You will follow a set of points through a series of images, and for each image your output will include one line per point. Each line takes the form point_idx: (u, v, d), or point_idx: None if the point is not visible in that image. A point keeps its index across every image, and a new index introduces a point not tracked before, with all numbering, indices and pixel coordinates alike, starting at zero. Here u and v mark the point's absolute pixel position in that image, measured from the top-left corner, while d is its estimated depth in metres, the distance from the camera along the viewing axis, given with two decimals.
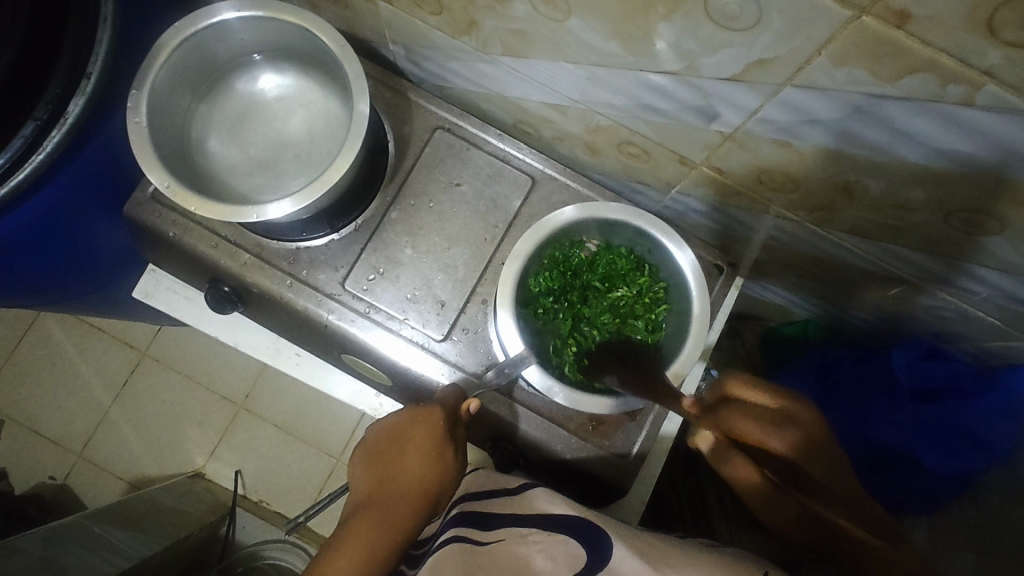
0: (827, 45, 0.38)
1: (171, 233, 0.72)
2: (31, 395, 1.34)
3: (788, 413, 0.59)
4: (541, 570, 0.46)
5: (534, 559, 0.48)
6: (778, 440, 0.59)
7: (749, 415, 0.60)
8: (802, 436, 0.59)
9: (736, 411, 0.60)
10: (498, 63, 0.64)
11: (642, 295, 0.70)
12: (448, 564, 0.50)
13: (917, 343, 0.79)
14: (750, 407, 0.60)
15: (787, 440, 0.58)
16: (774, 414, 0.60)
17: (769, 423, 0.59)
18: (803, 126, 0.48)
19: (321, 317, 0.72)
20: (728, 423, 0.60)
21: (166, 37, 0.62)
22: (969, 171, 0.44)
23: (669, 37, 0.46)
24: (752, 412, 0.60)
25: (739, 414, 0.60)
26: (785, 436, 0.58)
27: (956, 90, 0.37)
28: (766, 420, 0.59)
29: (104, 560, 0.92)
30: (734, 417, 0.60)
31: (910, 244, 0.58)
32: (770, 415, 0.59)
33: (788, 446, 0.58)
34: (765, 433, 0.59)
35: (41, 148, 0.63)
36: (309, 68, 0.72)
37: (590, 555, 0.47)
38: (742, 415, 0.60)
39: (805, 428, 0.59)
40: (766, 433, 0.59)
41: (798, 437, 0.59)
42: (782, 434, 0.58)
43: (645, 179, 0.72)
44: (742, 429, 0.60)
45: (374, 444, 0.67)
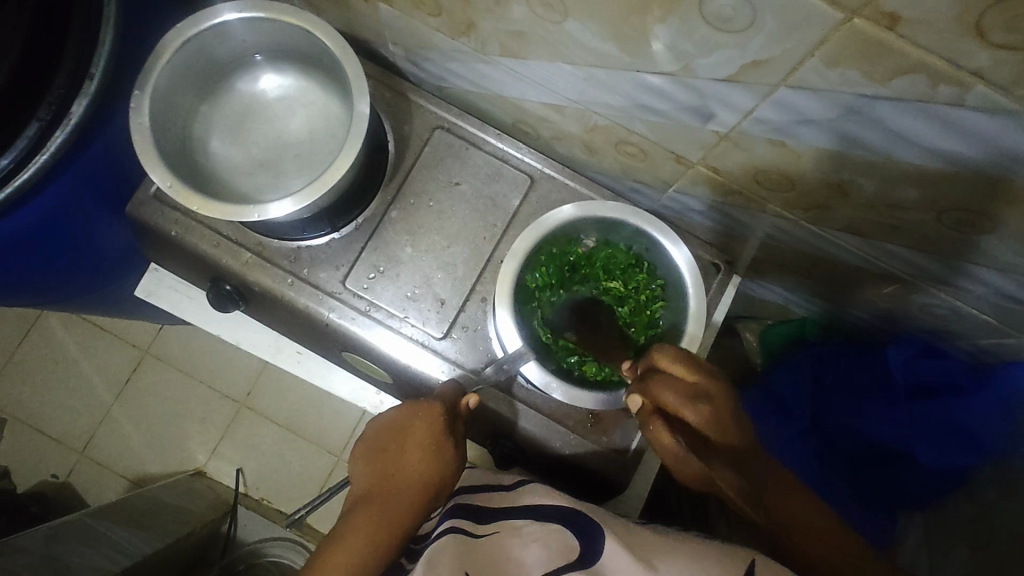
0: (820, 47, 0.39)
1: (174, 232, 0.72)
2: (33, 394, 1.35)
3: (708, 391, 0.58)
4: (535, 561, 0.48)
5: (528, 551, 0.49)
6: (693, 415, 0.57)
7: (672, 387, 0.58)
8: (715, 412, 0.57)
9: (660, 384, 0.58)
10: (497, 64, 0.65)
11: (639, 293, 0.71)
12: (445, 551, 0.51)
13: (912, 341, 0.80)
14: (674, 380, 0.58)
15: (703, 417, 0.57)
16: (694, 390, 0.58)
17: (687, 398, 0.57)
18: (797, 126, 0.49)
19: (322, 315, 0.72)
20: (651, 394, 0.58)
21: (168, 38, 0.63)
22: (962, 171, 0.45)
23: (665, 39, 0.46)
24: (676, 386, 0.58)
25: (662, 387, 0.58)
26: (700, 411, 0.57)
27: (947, 91, 0.38)
28: (686, 393, 0.57)
29: (106, 557, 0.93)
30: (659, 389, 0.58)
31: (905, 242, 0.59)
32: (690, 390, 0.58)
33: (701, 421, 0.57)
34: (682, 406, 0.57)
35: (45, 148, 0.64)
36: (309, 69, 0.73)
37: (583, 546, 0.48)
38: (664, 387, 0.58)
39: (720, 407, 0.58)
40: (684, 407, 0.57)
41: (713, 415, 0.57)
42: (698, 408, 0.57)
43: (644, 178, 0.73)
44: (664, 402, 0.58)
45: (372, 439, 0.68)
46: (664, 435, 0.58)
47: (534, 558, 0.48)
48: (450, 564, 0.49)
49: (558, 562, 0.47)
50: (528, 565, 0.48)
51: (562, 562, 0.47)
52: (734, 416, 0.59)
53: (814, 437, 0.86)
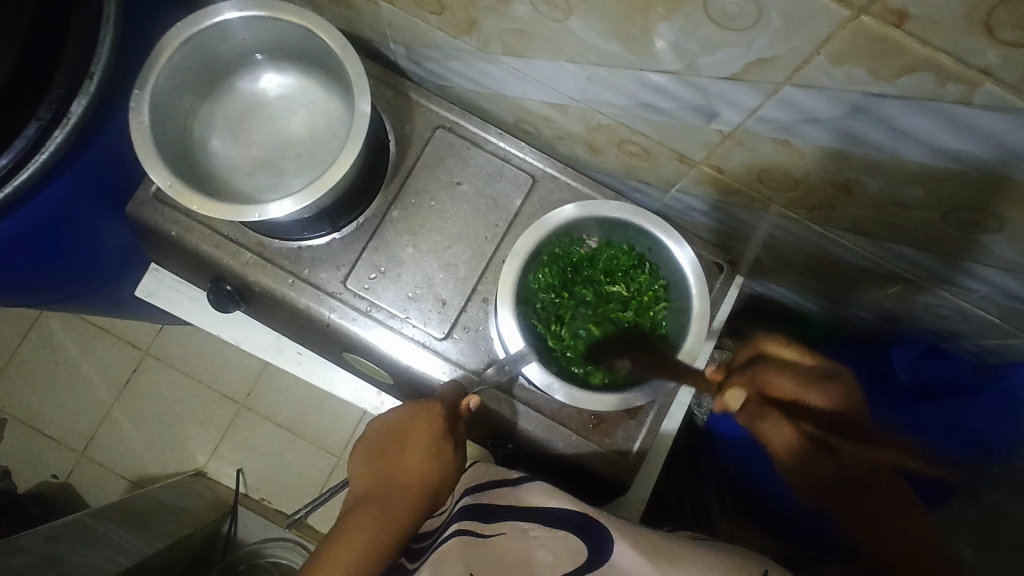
0: (826, 45, 0.39)
1: (174, 232, 0.72)
2: (34, 394, 1.35)
3: (824, 372, 0.61)
4: (544, 565, 0.48)
5: (537, 553, 0.50)
6: (817, 397, 0.60)
7: (784, 372, 0.61)
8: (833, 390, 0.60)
9: (772, 369, 0.62)
10: (499, 63, 0.65)
11: (642, 293, 0.70)
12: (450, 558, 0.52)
13: (917, 342, 0.81)
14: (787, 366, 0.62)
15: (825, 397, 0.60)
16: (806, 373, 0.61)
17: (805, 381, 0.60)
18: (802, 125, 0.49)
19: (322, 316, 0.72)
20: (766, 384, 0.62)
21: (168, 36, 0.62)
22: (968, 170, 0.44)
23: (669, 37, 0.46)
24: (787, 370, 0.62)
25: (775, 373, 0.61)
26: (822, 393, 0.60)
27: (955, 89, 0.37)
28: (801, 379, 0.61)
29: (107, 558, 0.93)
30: (770, 375, 0.62)
31: (910, 242, 0.58)
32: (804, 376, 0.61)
33: (826, 401, 0.60)
34: (803, 389, 0.60)
35: (45, 148, 0.63)
36: (309, 68, 0.73)
37: (592, 548, 0.48)
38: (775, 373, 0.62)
39: (842, 389, 0.60)
40: (801, 391, 0.60)
41: (836, 392, 0.60)
42: (819, 390, 0.60)
43: (646, 177, 0.73)
44: (778, 388, 0.61)
45: (373, 439, 0.68)
46: (782, 426, 0.59)
47: (543, 562, 0.49)
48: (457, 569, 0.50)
49: (568, 566, 0.47)
50: (536, 567, 0.48)
51: (572, 566, 0.47)
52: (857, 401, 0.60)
53: None
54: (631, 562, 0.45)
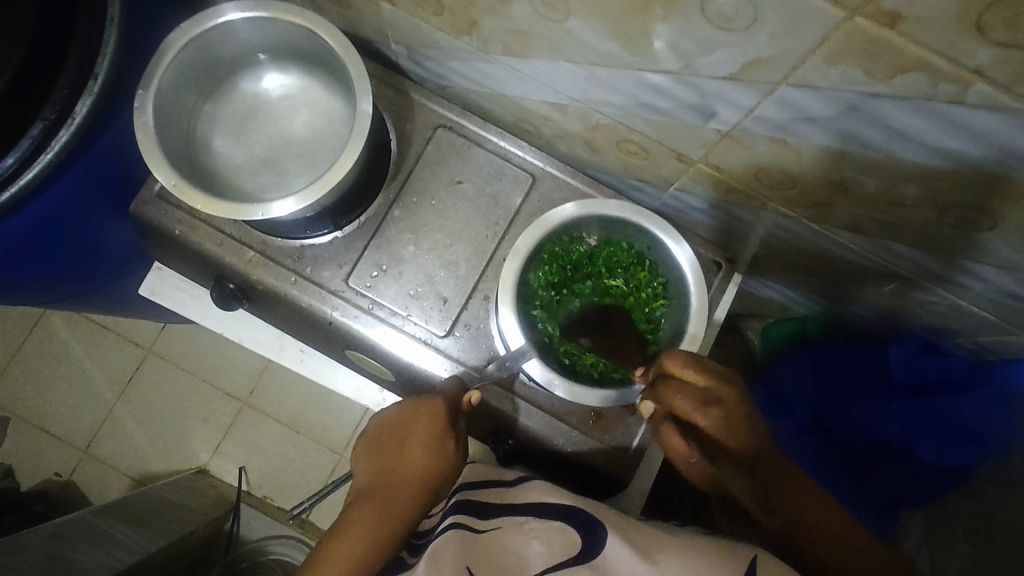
0: (821, 45, 0.39)
1: (177, 231, 0.73)
2: (37, 392, 1.36)
3: (720, 394, 0.58)
4: (537, 556, 0.49)
5: (531, 545, 0.50)
6: (705, 420, 0.57)
7: (682, 392, 0.58)
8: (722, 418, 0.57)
9: (671, 390, 0.59)
10: (500, 63, 0.65)
11: (640, 290, 0.71)
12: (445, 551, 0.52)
13: (914, 338, 0.80)
14: (687, 386, 0.59)
15: (715, 422, 0.57)
16: (703, 394, 0.58)
17: (698, 402, 0.58)
18: (798, 124, 0.49)
19: (325, 314, 0.73)
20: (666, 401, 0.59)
21: (173, 37, 0.63)
22: (962, 168, 0.45)
23: (667, 37, 0.46)
24: (685, 391, 0.58)
25: (673, 392, 0.59)
26: (711, 417, 0.57)
27: (948, 89, 0.38)
28: (697, 400, 0.58)
29: (110, 555, 0.93)
30: (670, 394, 0.59)
31: (906, 239, 0.59)
32: (702, 395, 0.58)
33: (713, 428, 0.57)
34: (693, 413, 0.57)
35: (49, 148, 0.64)
36: (311, 68, 0.73)
37: (586, 541, 0.49)
38: (675, 394, 0.58)
39: (733, 409, 0.58)
40: (693, 413, 0.58)
41: (726, 419, 0.57)
42: (707, 415, 0.57)
43: (645, 176, 0.73)
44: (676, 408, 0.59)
45: (374, 434, 0.68)
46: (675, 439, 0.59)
47: (537, 553, 0.49)
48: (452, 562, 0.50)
49: (562, 555, 0.48)
50: (530, 558, 0.49)
51: (564, 556, 0.48)
52: (750, 416, 0.59)
53: (814, 436, 0.86)
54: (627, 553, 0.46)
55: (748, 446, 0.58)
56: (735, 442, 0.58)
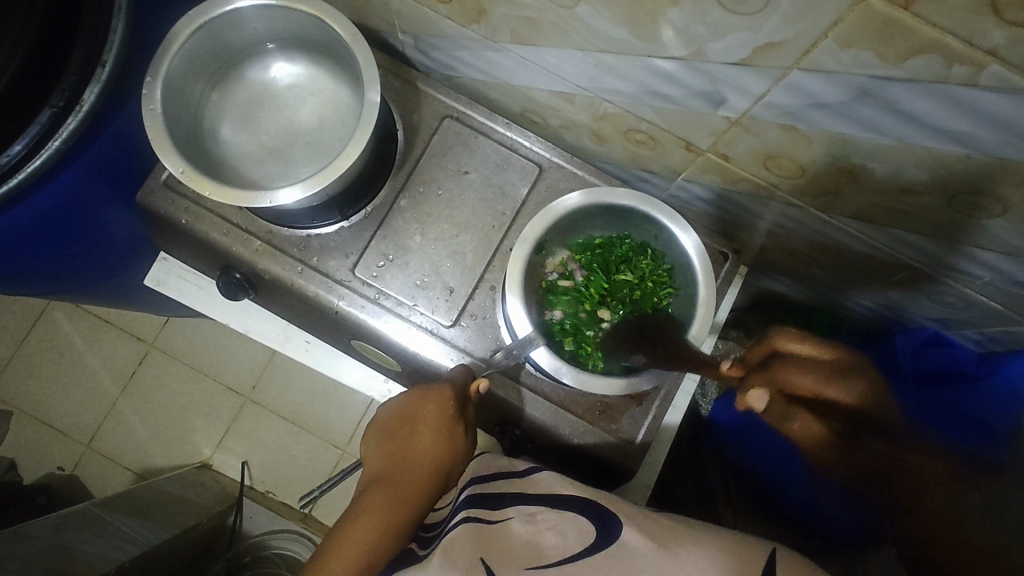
0: (833, 28, 0.39)
1: (183, 220, 0.73)
2: (40, 386, 1.36)
3: (838, 363, 0.60)
4: (552, 544, 0.50)
5: (545, 535, 0.51)
6: (836, 391, 0.59)
7: (806, 369, 0.60)
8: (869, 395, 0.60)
9: (788, 367, 0.60)
10: (508, 51, 0.65)
11: (645, 279, 0.71)
12: (461, 543, 0.52)
13: (921, 329, 0.81)
14: (811, 363, 0.60)
15: (848, 389, 0.59)
16: (832, 367, 0.60)
17: (827, 377, 0.60)
18: (808, 110, 0.49)
19: (332, 303, 0.73)
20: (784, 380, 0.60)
21: (180, 24, 0.63)
22: (974, 153, 0.45)
23: (677, 22, 0.46)
24: (813, 367, 0.60)
25: (795, 371, 0.60)
26: (841, 386, 0.59)
27: (960, 71, 0.38)
28: (823, 372, 0.60)
29: (115, 547, 0.93)
30: (792, 374, 0.60)
31: (914, 228, 0.59)
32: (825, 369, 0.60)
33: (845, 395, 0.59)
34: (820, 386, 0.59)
35: (58, 134, 0.64)
36: (319, 58, 0.73)
37: (600, 532, 0.49)
38: (802, 376, 0.60)
39: (859, 375, 0.60)
40: (822, 387, 0.60)
41: (856, 388, 0.59)
42: (842, 385, 0.59)
43: (652, 167, 0.73)
44: (800, 387, 0.60)
45: (385, 422, 0.68)
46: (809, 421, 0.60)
47: (552, 542, 0.50)
48: (467, 554, 0.50)
49: (577, 545, 0.49)
50: (545, 549, 0.49)
51: (580, 544, 0.49)
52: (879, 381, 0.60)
53: None
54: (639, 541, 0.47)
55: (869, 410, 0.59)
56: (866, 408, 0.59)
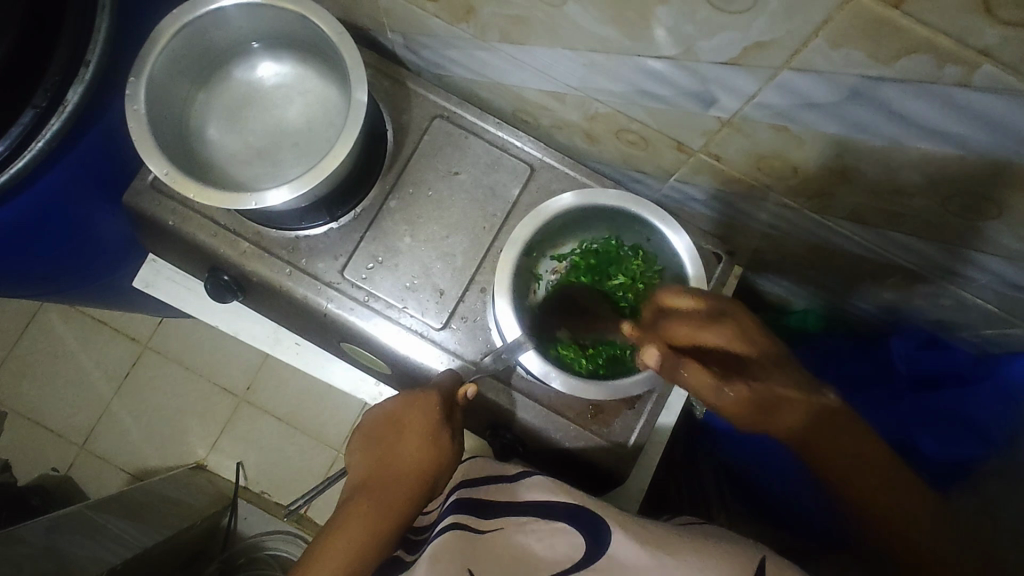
0: (824, 27, 0.38)
1: (171, 222, 0.72)
2: (33, 387, 1.35)
3: (721, 308, 0.57)
4: (541, 556, 0.49)
5: (534, 546, 0.51)
6: (721, 335, 0.55)
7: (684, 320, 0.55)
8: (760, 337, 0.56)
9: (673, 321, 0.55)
10: (497, 51, 0.64)
11: (637, 280, 0.70)
12: (449, 553, 0.51)
13: (917, 332, 0.79)
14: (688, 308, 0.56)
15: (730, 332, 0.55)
16: (718, 310, 0.56)
17: (707, 318, 0.55)
18: (799, 111, 0.48)
19: (320, 305, 0.72)
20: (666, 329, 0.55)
21: (164, 23, 0.62)
22: (968, 155, 0.44)
23: (667, 21, 0.45)
24: (689, 317, 0.55)
25: (676, 322, 0.55)
26: (726, 330, 0.55)
27: (954, 71, 0.37)
28: (708, 313, 0.56)
29: (107, 550, 0.93)
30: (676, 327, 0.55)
31: (910, 230, 0.58)
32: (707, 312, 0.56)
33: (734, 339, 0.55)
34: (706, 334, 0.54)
35: (40, 136, 0.63)
36: (307, 57, 0.72)
37: (589, 542, 0.49)
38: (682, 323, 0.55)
39: (743, 320, 0.57)
40: (705, 330, 0.55)
41: (739, 325, 0.56)
42: (726, 326, 0.55)
43: (645, 167, 0.72)
44: (681, 334, 0.55)
45: (370, 427, 0.67)
46: (702, 373, 0.53)
47: (542, 554, 0.49)
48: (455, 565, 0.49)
49: (567, 560, 0.48)
50: (534, 560, 0.49)
51: (572, 558, 0.48)
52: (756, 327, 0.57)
53: None
54: (631, 547, 0.46)
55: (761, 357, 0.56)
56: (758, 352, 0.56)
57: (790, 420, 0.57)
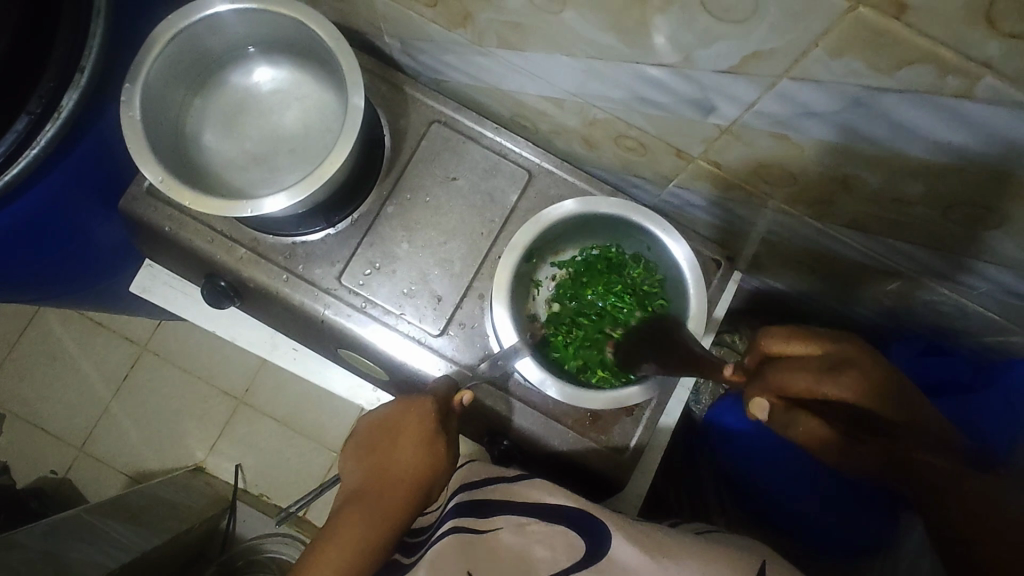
0: (824, 37, 0.38)
1: (167, 228, 0.71)
2: (32, 390, 1.35)
3: (840, 355, 0.52)
4: (540, 558, 0.48)
5: (534, 548, 0.50)
6: (838, 389, 0.50)
7: (795, 371, 0.51)
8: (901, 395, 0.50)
9: (780, 372, 0.52)
10: (495, 56, 0.64)
11: (636, 289, 0.70)
12: (448, 560, 0.50)
13: (918, 338, 0.80)
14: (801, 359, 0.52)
15: (856, 387, 0.49)
16: (835, 359, 0.52)
17: (825, 371, 0.50)
18: (799, 119, 0.48)
19: (318, 312, 0.71)
20: (775, 382, 0.52)
21: (159, 29, 0.62)
22: (969, 165, 0.44)
23: (666, 30, 0.45)
24: (801, 367, 0.51)
25: (786, 373, 0.52)
26: (844, 383, 0.50)
27: (955, 82, 0.36)
28: (826, 367, 0.51)
29: (105, 554, 0.92)
30: (782, 377, 0.52)
31: (910, 238, 0.57)
32: (825, 363, 0.51)
33: (855, 392, 0.49)
34: (818, 387, 0.50)
35: (35, 142, 0.63)
36: (304, 62, 0.72)
37: (589, 545, 0.48)
38: (796, 375, 0.51)
39: (869, 368, 0.50)
40: (822, 385, 0.50)
41: (867, 376, 0.50)
42: (850, 381, 0.50)
43: (643, 173, 0.72)
44: (793, 387, 0.51)
45: (366, 434, 0.67)
46: (810, 422, 0.52)
47: (541, 557, 0.48)
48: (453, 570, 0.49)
49: (566, 560, 0.47)
50: (533, 561, 0.48)
51: (570, 561, 0.47)
52: (891, 371, 0.51)
53: None
54: (633, 552, 0.46)
55: (898, 411, 0.49)
56: (889, 405, 0.49)
57: (914, 469, 0.49)
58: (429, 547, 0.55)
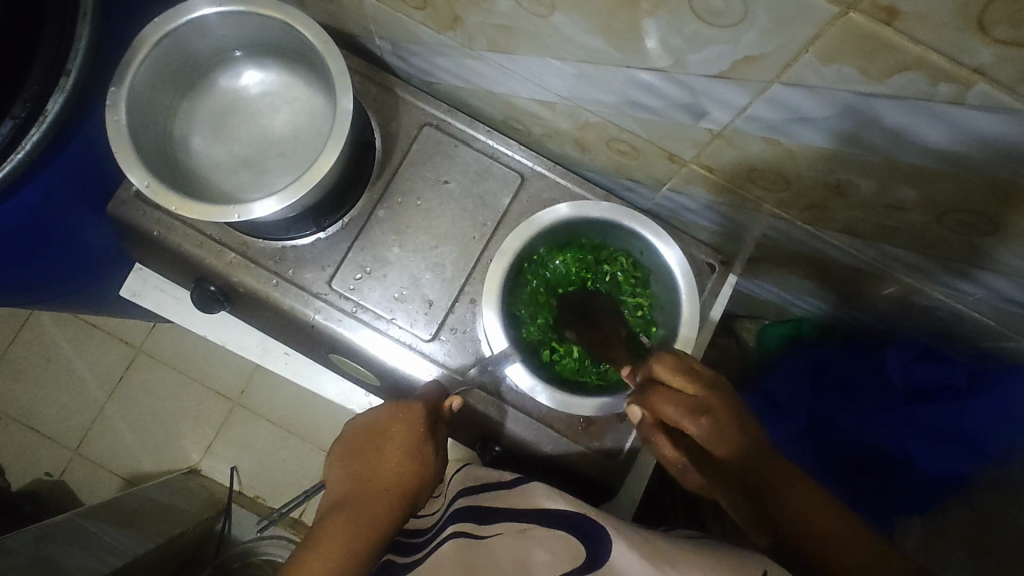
0: (814, 42, 0.37)
1: (155, 232, 0.71)
2: (26, 392, 1.34)
3: (708, 399, 0.55)
4: (540, 563, 0.48)
5: (534, 552, 0.49)
6: (695, 428, 0.55)
7: (667, 399, 0.56)
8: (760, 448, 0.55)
9: (659, 397, 0.57)
10: (486, 59, 0.63)
11: (626, 282, 0.70)
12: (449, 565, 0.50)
13: (912, 343, 0.78)
14: (674, 390, 0.57)
15: (706, 431, 0.54)
16: (700, 402, 0.55)
17: (686, 411, 0.55)
18: (791, 124, 0.47)
19: (307, 317, 0.71)
20: (653, 405, 0.57)
21: (145, 32, 0.61)
22: (963, 172, 0.43)
23: (656, 33, 0.44)
24: (675, 398, 0.56)
25: (659, 399, 0.57)
26: (701, 425, 0.55)
27: (947, 89, 0.36)
28: (685, 405, 0.55)
29: (98, 559, 0.92)
30: (658, 402, 0.56)
31: (903, 244, 0.57)
32: (688, 401, 0.56)
33: (705, 437, 0.54)
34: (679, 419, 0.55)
35: (21, 146, 0.62)
36: (293, 65, 0.71)
37: (589, 552, 0.48)
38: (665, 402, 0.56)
39: (724, 417, 0.55)
40: (682, 421, 0.55)
41: (722, 425, 0.55)
42: (704, 424, 0.54)
43: (637, 176, 0.71)
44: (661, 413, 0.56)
45: (350, 441, 0.67)
46: (663, 443, 0.58)
47: (541, 562, 0.48)
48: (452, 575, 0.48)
49: (566, 565, 0.47)
50: (533, 566, 0.47)
51: (571, 567, 0.47)
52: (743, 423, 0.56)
53: (809, 443, 0.84)
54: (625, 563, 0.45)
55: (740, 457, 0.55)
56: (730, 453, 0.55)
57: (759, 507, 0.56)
58: (430, 551, 0.55)
